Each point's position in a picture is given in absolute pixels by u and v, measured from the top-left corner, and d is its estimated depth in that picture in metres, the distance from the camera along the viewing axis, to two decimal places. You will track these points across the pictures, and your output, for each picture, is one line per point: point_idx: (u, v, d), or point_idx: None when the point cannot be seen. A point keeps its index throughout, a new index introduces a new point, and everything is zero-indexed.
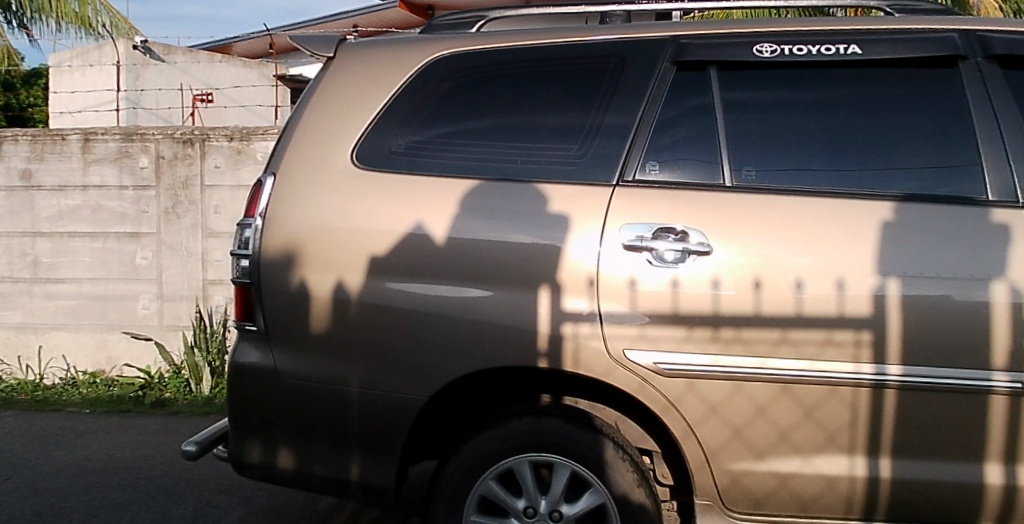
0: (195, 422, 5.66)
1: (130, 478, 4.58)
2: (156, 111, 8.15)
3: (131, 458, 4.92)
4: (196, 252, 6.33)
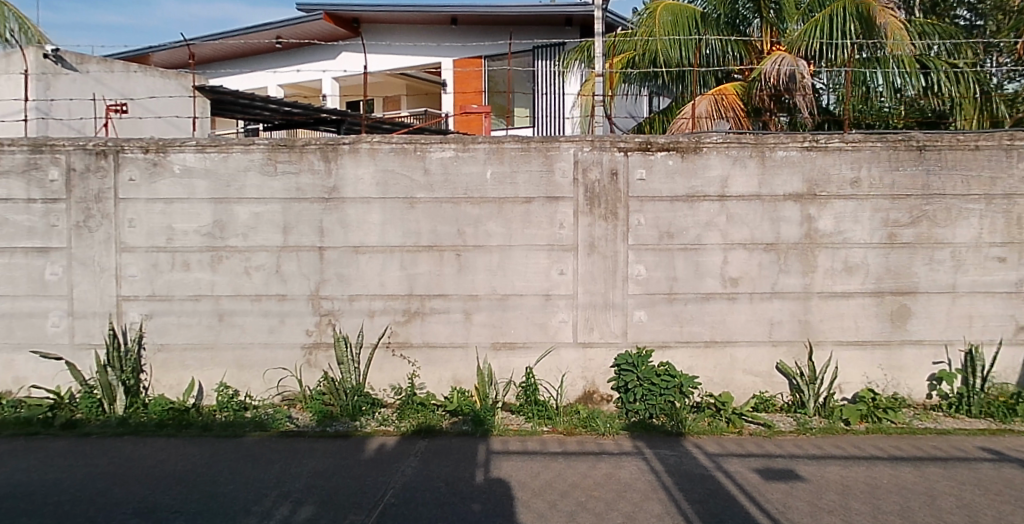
0: (107, 443, 5.45)
1: (36, 503, 4.37)
2: (66, 120, 7.82)
3: (38, 483, 4.69)
4: (109, 267, 6.13)
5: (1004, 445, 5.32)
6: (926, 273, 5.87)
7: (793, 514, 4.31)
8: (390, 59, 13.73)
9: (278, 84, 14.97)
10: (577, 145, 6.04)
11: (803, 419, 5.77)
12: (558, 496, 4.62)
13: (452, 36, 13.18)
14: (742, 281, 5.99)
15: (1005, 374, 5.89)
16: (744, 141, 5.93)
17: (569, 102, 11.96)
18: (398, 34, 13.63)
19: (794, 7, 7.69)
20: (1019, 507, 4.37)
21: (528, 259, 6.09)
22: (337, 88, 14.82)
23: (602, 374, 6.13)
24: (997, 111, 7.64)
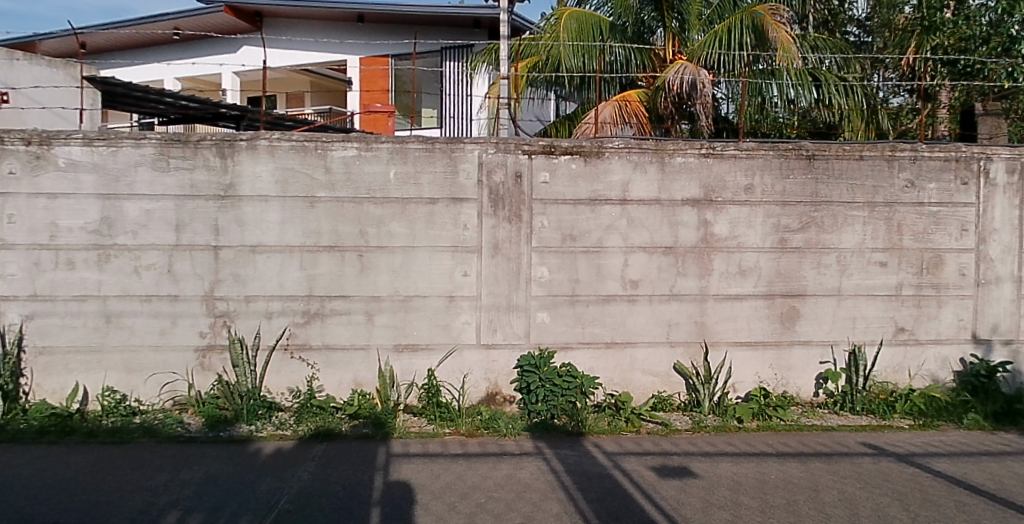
0: None
1: None
2: None
3: None
4: None
5: (883, 440, 5.60)
6: (814, 276, 6.12)
7: (687, 511, 4.41)
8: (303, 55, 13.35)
9: (175, 77, 14.62)
10: (481, 147, 6.05)
11: (698, 417, 5.93)
12: (455, 497, 4.60)
13: (361, 33, 12.94)
14: (642, 283, 6.12)
15: (886, 373, 6.18)
16: (644, 147, 6.06)
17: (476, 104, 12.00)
18: (312, 29, 13.25)
19: (697, 20, 8.05)
20: (894, 499, 4.61)
21: (431, 260, 6.08)
22: (237, 82, 14.27)
23: (504, 375, 6.16)
24: (881, 124, 8.08)
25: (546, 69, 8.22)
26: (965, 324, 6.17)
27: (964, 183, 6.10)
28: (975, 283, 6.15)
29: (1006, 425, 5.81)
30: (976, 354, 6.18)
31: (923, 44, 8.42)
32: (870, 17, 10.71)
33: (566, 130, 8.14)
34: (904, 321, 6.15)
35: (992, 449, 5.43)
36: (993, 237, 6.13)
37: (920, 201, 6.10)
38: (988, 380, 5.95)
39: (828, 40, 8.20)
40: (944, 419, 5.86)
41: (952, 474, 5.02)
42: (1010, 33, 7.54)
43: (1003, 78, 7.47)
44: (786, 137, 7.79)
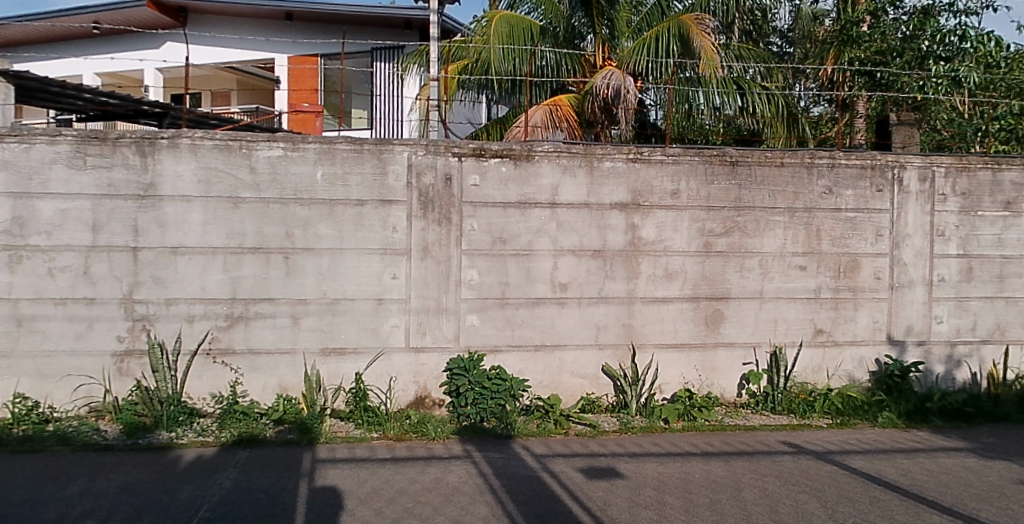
0: None
1: None
2: None
3: None
4: None
5: (802, 438, 5.76)
6: (737, 279, 6.26)
7: (613, 511, 4.44)
8: (242, 53, 12.98)
9: (95, 73, 14.17)
10: (410, 149, 6.03)
11: (626, 419, 5.99)
12: (381, 501, 4.54)
13: (294, 32, 12.79)
14: (571, 285, 6.17)
15: (805, 373, 6.35)
16: (574, 151, 6.12)
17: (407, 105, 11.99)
18: (251, 28, 12.93)
19: (626, 27, 8.32)
20: (812, 495, 4.74)
21: (359, 263, 6.03)
22: (161, 79, 14.03)
23: (434, 378, 6.13)
24: (801, 133, 8.43)
25: (476, 71, 8.29)
26: (879, 325, 6.40)
27: (879, 190, 6.33)
28: (889, 286, 6.37)
29: (918, 422, 6.04)
30: (891, 354, 6.41)
31: (844, 54, 8.85)
32: (793, 29, 11.15)
33: (497, 132, 8.24)
34: (823, 323, 6.34)
35: (904, 446, 5.64)
36: (906, 242, 6.37)
37: (837, 207, 6.30)
38: (900, 379, 6.18)
39: (752, 50, 8.53)
40: (860, 418, 6.06)
41: (867, 471, 5.19)
42: (922, 48, 7.88)
43: (916, 88, 7.80)
44: (712, 143, 8.03)
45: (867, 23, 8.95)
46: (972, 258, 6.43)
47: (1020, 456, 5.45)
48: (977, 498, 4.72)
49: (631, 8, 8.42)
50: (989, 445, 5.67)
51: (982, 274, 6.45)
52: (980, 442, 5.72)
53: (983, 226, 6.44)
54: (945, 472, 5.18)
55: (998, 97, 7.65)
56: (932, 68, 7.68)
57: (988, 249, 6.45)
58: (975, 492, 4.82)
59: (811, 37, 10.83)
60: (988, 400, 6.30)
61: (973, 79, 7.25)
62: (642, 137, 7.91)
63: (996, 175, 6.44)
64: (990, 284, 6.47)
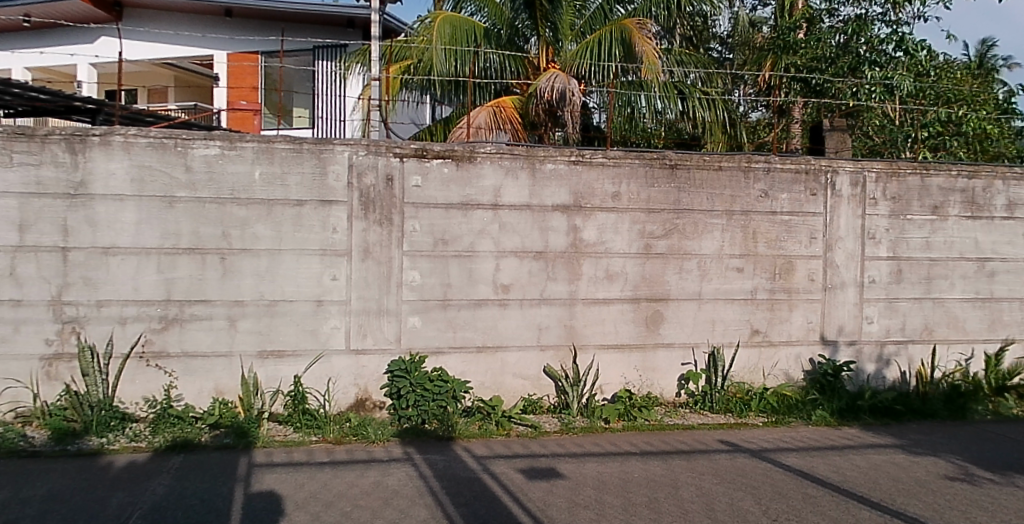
0: None
1: None
2: None
3: None
4: None
5: (739, 437, 5.86)
6: (676, 281, 6.35)
7: (552, 511, 4.44)
8: (181, 48, 12.72)
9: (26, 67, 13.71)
10: (351, 149, 5.97)
11: (567, 419, 6.03)
12: (318, 504, 4.47)
13: (229, 27, 12.46)
14: (513, 287, 6.18)
15: (742, 373, 6.47)
16: (516, 153, 6.14)
17: (349, 104, 11.86)
18: (191, 23, 12.57)
19: (568, 29, 8.43)
20: (747, 493, 4.82)
21: (298, 264, 5.95)
22: (94, 74, 13.61)
23: (375, 381, 6.09)
24: (739, 137, 8.71)
25: (419, 72, 8.38)
26: (813, 326, 6.55)
27: (812, 194, 6.49)
28: (823, 287, 6.53)
29: (849, 420, 6.21)
30: (824, 354, 6.57)
31: (782, 61, 9.05)
32: (732, 35, 11.44)
33: (441, 133, 8.33)
34: (759, 324, 6.47)
35: (837, 443, 5.79)
36: (839, 245, 6.54)
37: (773, 210, 6.44)
38: (833, 379, 6.34)
39: (692, 55, 8.81)
40: (795, 416, 6.20)
41: (801, 468, 5.31)
42: (860, 53, 8.04)
43: (850, 95, 8.05)
44: (654, 147, 8.21)
45: (801, 30, 9.10)
46: (901, 261, 6.64)
47: (945, 452, 5.65)
48: (905, 493, 4.87)
49: (574, 12, 8.55)
50: (917, 441, 5.85)
51: (910, 276, 6.66)
52: (908, 438, 5.91)
53: (911, 230, 6.65)
54: (874, 468, 5.33)
55: (927, 105, 8.03)
56: (865, 75, 7.93)
57: (916, 252, 6.66)
58: (903, 488, 4.97)
59: (749, 44, 11.11)
60: (917, 398, 6.50)
61: (903, 88, 7.65)
62: (585, 139, 7.95)
63: (924, 180, 6.65)
64: (918, 286, 6.68)
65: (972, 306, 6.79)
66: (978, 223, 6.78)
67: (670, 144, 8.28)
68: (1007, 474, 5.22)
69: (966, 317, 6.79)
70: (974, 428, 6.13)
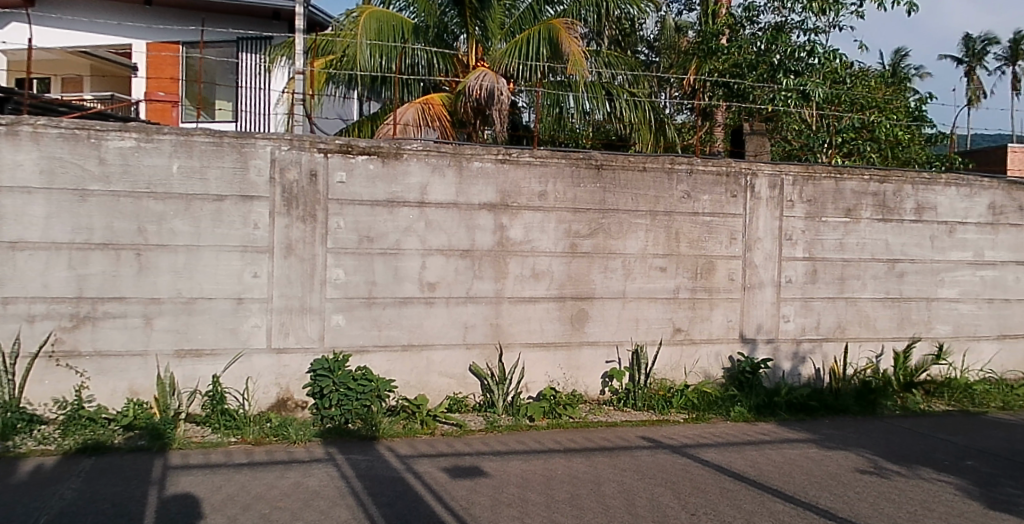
0: None
1: None
2: None
3: None
4: None
5: (660, 433, 5.97)
6: (601, 280, 6.43)
7: (475, 510, 4.39)
8: (99, 36, 12.22)
9: None
10: (273, 143, 5.86)
11: (492, 417, 6.04)
12: (233, 505, 4.33)
13: (153, 17, 12.16)
14: (439, 285, 6.16)
15: (664, 371, 6.60)
16: (442, 151, 6.12)
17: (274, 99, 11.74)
18: (112, 11, 12.16)
19: (498, 28, 8.63)
20: (668, 488, 4.89)
21: (218, 260, 5.80)
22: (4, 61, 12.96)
23: (297, 380, 5.99)
24: (667, 137, 9.02)
25: (342, 67, 8.47)
26: (732, 324, 6.73)
27: (733, 196, 6.65)
28: (742, 287, 6.71)
29: (766, 416, 6.39)
30: (743, 352, 6.76)
31: (706, 65, 9.35)
32: (659, 38, 11.73)
33: (369, 129, 8.48)
34: (681, 322, 6.61)
35: (754, 438, 5.94)
36: (758, 246, 6.72)
37: (695, 211, 6.58)
38: (751, 375, 6.55)
39: (620, 57, 9.09)
40: (714, 412, 6.35)
41: (720, 463, 5.42)
42: (773, 61, 8.42)
43: (769, 101, 8.37)
44: (582, 146, 8.37)
45: (722, 36, 9.42)
46: (816, 261, 6.86)
47: (856, 446, 5.86)
48: (817, 487, 5.01)
49: (504, 10, 8.74)
50: (830, 436, 6.06)
51: (826, 276, 6.89)
52: (821, 433, 6.11)
53: (826, 231, 6.88)
54: (789, 462, 5.49)
55: (842, 111, 8.46)
56: (782, 81, 8.27)
57: (831, 253, 6.90)
58: (817, 481, 5.12)
59: (675, 48, 11.49)
60: (830, 394, 6.75)
61: (818, 95, 8.04)
62: (513, 138, 8.30)
63: (838, 183, 6.89)
64: (833, 286, 6.92)
65: (883, 305, 7.07)
66: (889, 225, 7.06)
67: (597, 144, 8.64)
68: (913, 467, 5.44)
69: (877, 316, 7.07)
70: (884, 422, 6.38)
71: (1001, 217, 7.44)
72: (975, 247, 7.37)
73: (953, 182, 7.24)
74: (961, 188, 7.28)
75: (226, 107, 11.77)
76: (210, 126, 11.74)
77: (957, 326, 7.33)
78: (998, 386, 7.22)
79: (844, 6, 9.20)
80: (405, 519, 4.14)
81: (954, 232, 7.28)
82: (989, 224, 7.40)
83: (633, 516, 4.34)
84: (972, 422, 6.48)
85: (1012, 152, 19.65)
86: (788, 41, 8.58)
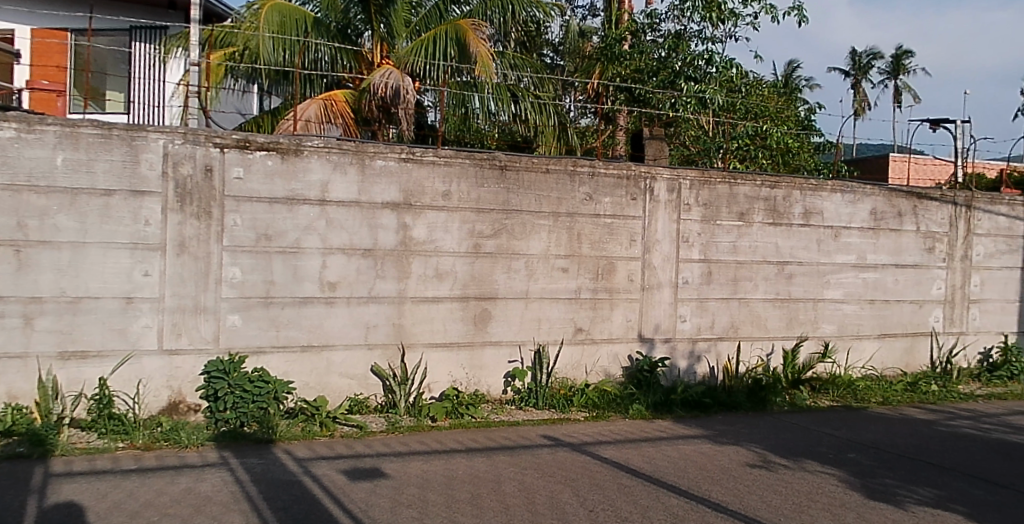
0: None
1: None
2: None
3: None
4: None
5: (560, 431, 6.05)
6: (504, 280, 6.52)
7: (373, 511, 4.26)
8: None
9: None
10: (166, 137, 5.65)
11: (393, 419, 5.99)
12: (118, 510, 4.09)
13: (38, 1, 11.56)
14: (339, 285, 6.09)
15: (565, 370, 6.74)
16: (344, 148, 6.05)
17: (168, 90, 11.46)
18: None
19: (403, 27, 8.79)
20: (567, 486, 4.92)
21: (106, 258, 5.54)
22: None
23: (190, 383, 5.79)
24: (570, 141, 9.14)
25: (244, 60, 8.51)
26: (631, 324, 6.93)
27: (633, 198, 6.86)
28: (641, 287, 6.93)
29: (662, 413, 6.59)
30: (642, 351, 6.98)
31: (609, 70, 9.86)
32: (563, 43, 12.03)
33: (269, 124, 8.48)
34: (582, 322, 6.77)
35: (651, 435, 6.10)
36: (656, 248, 6.96)
37: (596, 213, 6.75)
38: (649, 374, 6.77)
39: (526, 60, 9.39)
40: (613, 410, 6.50)
41: (617, 460, 5.52)
42: (674, 69, 9.00)
43: (669, 106, 8.87)
44: (487, 146, 8.55)
45: (624, 43, 9.91)
46: (711, 263, 7.14)
47: (747, 441, 6.09)
48: (710, 481, 5.16)
49: (410, 9, 8.97)
50: (722, 431, 6.28)
51: (719, 277, 7.18)
52: (714, 429, 6.32)
53: (721, 234, 7.17)
54: (683, 457, 5.66)
55: (736, 119, 8.91)
56: (682, 88, 8.84)
57: (725, 255, 7.20)
58: (709, 476, 5.28)
59: (579, 52, 11.84)
60: (723, 391, 7.02)
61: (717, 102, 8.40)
62: (418, 137, 8.32)
63: (732, 188, 7.18)
64: (726, 287, 7.22)
65: (773, 306, 7.42)
66: (779, 229, 7.40)
67: (504, 145, 8.76)
68: (800, 460, 5.69)
69: (767, 317, 7.41)
70: (772, 417, 6.68)
71: (882, 222, 7.89)
72: (858, 251, 7.78)
73: (839, 188, 7.65)
74: (846, 194, 7.69)
75: (118, 98, 11.38)
76: (99, 117, 11.23)
77: (842, 326, 7.74)
78: (877, 383, 7.66)
79: (741, 17, 9.56)
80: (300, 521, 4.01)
81: (839, 236, 7.67)
82: (871, 229, 7.84)
83: (532, 513, 4.34)
84: (853, 416, 6.84)
85: (893, 162, 21.20)
86: (687, 49, 9.29)
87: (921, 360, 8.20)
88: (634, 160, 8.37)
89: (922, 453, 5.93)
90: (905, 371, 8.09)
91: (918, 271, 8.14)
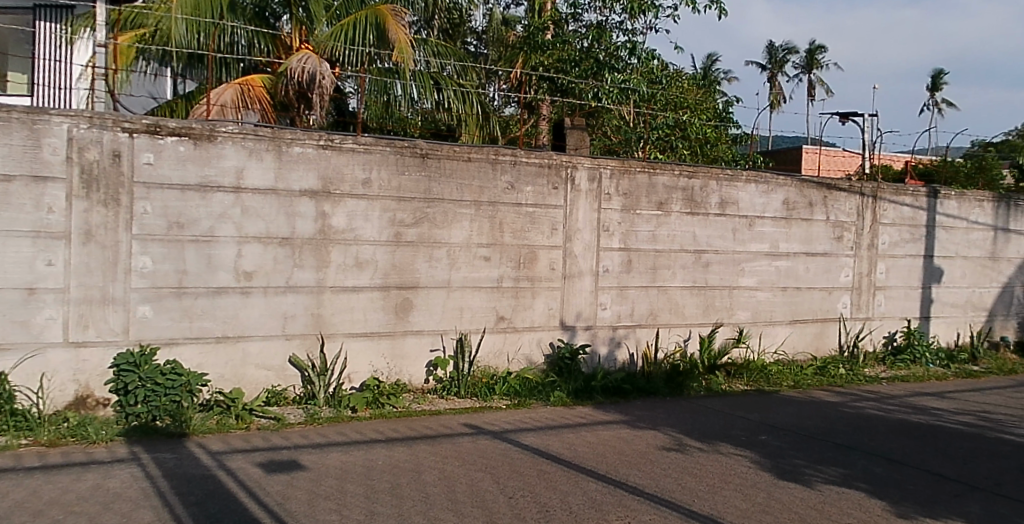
0: None
1: None
2: None
3: None
4: None
5: (481, 419, 6.08)
6: (426, 269, 6.51)
7: (291, 504, 4.17)
8: None
9: None
10: (70, 120, 5.36)
11: (312, 410, 5.92)
12: (18, 510, 3.87)
13: None
14: (256, 274, 5.97)
15: (487, 358, 6.78)
16: (260, 134, 5.91)
17: (75, 73, 11.00)
18: None
19: (322, 10, 8.66)
20: (488, 473, 4.94)
21: (5, 247, 5.19)
22: None
23: (98, 376, 5.54)
24: (492, 130, 9.22)
25: (155, 42, 8.32)
26: (553, 312, 7.02)
27: (554, 188, 6.94)
28: (563, 275, 7.02)
29: (582, 399, 6.70)
30: (563, 338, 7.08)
31: (532, 59, 9.84)
32: (486, 31, 12.16)
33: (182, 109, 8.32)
34: (504, 311, 6.83)
35: (572, 421, 6.19)
36: (578, 236, 7.05)
37: (518, 202, 6.80)
38: (570, 361, 6.89)
39: (448, 48, 9.35)
40: (535, 398, 6.58)
41: (539, 447, 5.58)
42: (597, 58, 9.14)
43: (591, 97, 9.05)
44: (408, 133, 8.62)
45: (548, 32, 9.98)
46: (631, 252, 7.29)
47: (664, 425, 6.24)
48: (629, 465, 5.26)
49: None
50: (640, 416, 6.42)
51: (639, 266, 7.34)
52: (633, 414, 6.47)
53: (640, 223, 7.32)
54: (602, 442, 5.76)
55: (654, 110, 9.18)
56: (604, 79, 9.03)
57: (644, 244, 7.36)
58: (628, 460, 5.38)
59: (501, 41, 11.87)
60: (643, 377, 7.18)
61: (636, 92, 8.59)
62: (339, 124, 8.32)
63: (652, 178, 7.34)
64: (646, 275, 7.39)
65: (691, 293, 7.64)
66: (697, 218, 7.61)
67: (426, 133, 8.84)
68: (715, 443, 5.87)
69: (685, 304, 7.62)
70: (689, 402, 6.88)
71: (795, 212, 8.18)
72: (772, 240, 8.04)
73: (754, 179, 7.89)
74: (760, 185, 7.94)
75: (21, 79, 10.82)
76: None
77: (756, 312, 8.01)
78: (789, 367, 7.96)
79: (659, 9, 9.78)
80: (214, 515, 3.89)
81: (754, 225, 7.92)
82: (784, 218, 8.12)
83: (453, 501, 4.33)
84: (766, 399, 7.10)
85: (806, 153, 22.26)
86: (609, 40, 9.48)
87: (830, 344, 8.55)
88: (555, 150, 8.56)
89: (829, 434, 6.20)
90: (815, 356, 8.43)
91: (828, 259, 8.47)
